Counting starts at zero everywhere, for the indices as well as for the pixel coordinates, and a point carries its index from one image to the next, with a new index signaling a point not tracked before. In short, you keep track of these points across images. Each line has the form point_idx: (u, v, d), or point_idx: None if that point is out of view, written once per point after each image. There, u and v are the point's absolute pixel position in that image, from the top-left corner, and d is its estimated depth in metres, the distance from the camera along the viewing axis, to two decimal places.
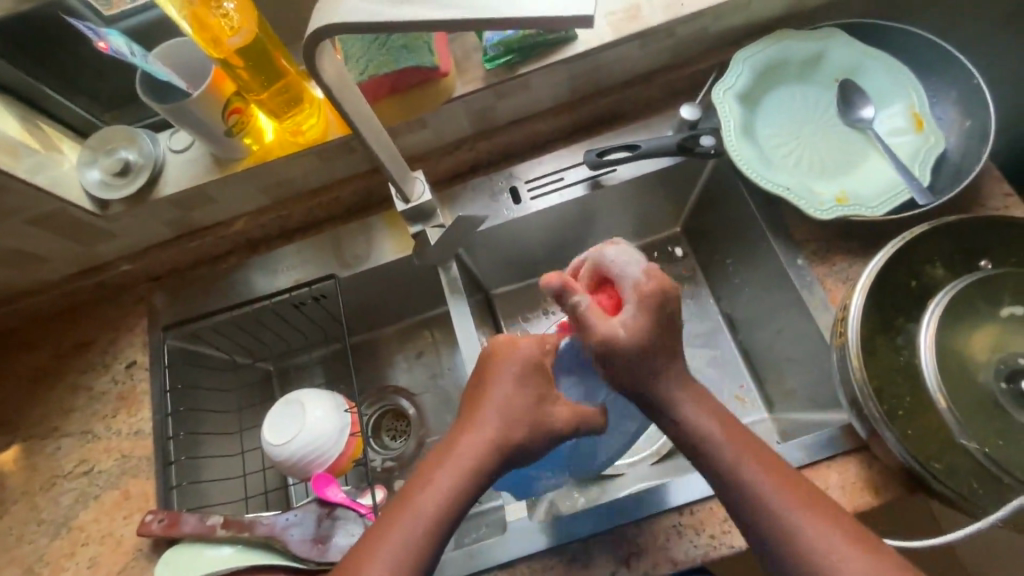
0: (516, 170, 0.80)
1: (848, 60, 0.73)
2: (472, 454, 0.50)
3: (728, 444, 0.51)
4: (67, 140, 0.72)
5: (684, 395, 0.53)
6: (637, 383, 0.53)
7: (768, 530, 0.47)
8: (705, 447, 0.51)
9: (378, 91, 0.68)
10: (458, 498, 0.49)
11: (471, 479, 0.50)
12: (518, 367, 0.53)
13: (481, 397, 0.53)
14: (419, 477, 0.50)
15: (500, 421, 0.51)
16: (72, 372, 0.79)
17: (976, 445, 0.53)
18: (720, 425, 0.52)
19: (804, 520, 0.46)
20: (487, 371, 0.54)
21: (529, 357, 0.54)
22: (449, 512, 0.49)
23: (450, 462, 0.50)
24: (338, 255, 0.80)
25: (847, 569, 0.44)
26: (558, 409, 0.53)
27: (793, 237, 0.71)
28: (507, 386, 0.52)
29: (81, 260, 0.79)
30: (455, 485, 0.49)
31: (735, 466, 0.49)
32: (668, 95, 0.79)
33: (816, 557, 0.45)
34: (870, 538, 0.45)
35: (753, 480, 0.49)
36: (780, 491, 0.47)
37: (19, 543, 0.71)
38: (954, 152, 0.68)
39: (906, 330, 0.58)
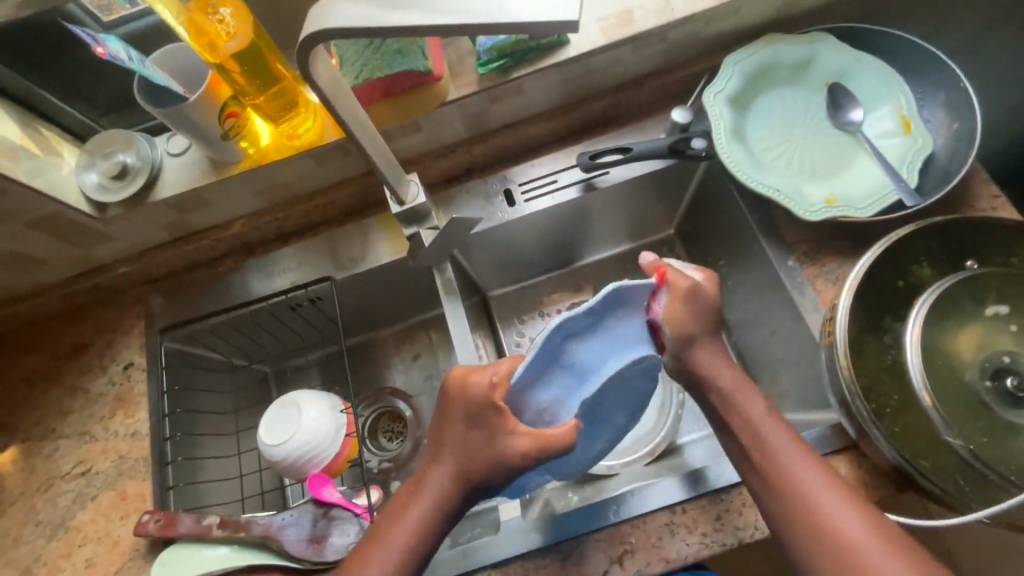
0: (510, 173, 0.81)
1: (838, 63, 0.74)
2: (439, 491, 0.51)
3: (756, 409, 0.54)
4: (66, 144, 0.73)
5: (724, 370, 0.56)
6: (695, 336, 0.56)
7: (777, 487, 0.50)
8: (733, 413, 0.54)
9: (373, 95, 0.69)
10: (429, 532, 0.51)
11: (442, 512, 0.51)
12: (470, 407, 0.50)
13: (443, 435, 0.52)
14: (402, 498, 0.53)
15: (459, 463, 0.51)
16: (69, 374, 0.80)
17: (961, 443, 0.53)
18: (752, 394, 0.55)
19: (811, 480, 0.49)
20: (447, 408, 0.52)
21: (478, 397, 0.50)
22: (418, 545, 0.51)
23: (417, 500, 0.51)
24: (334, 257, 0.81)
25: (845, 527, 0.46)
26: (518, 441, 0.49)
27: (784, 239, 0.71)
28: (462, 431, 0.51)
29: (79, 262, 0.80)
30: (423, 521, 0.51)
31: (760, 427, 0.53)
32: (661, 98, 0.80)
33: (816, 515, 0.47)
34: (874, 518, 0.46)
35: (773, 441, 0.52)
36: (796, 461, 0.50)
37: (16, 544, 0.72)
38: (942, 154, 0.69)
39: (894, 330, 0.59)
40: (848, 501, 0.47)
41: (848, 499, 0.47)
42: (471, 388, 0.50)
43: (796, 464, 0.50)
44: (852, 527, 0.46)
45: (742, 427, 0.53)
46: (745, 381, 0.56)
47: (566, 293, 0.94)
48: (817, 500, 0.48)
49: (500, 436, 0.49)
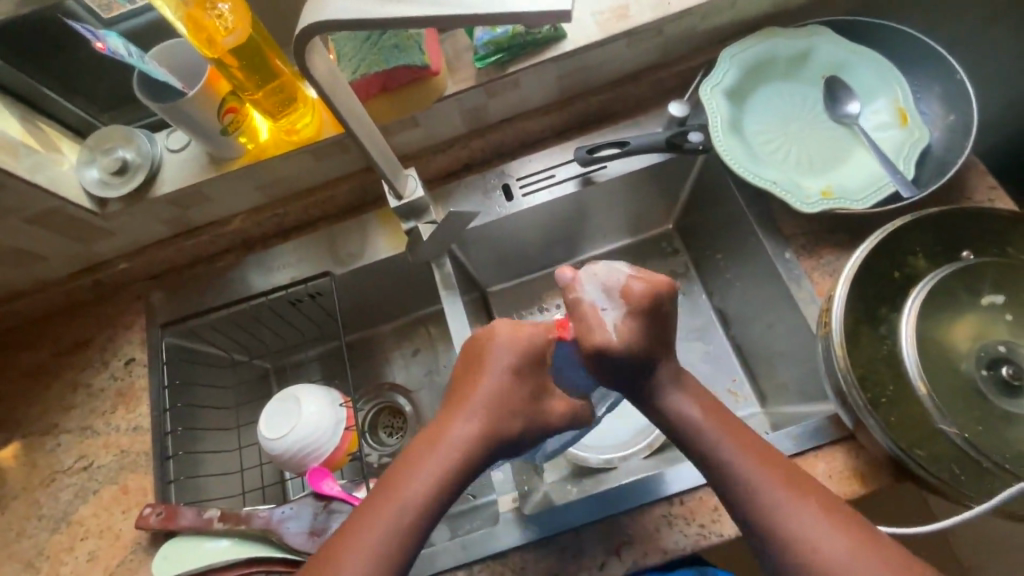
0: (508, 168, 0.81)
1: (834, 57, 0.74)
2: (461, 443, 0.51)
3: (716, 431, 0.53)
4: (66, 140, 0.74)
5: (671, 391, 0.55)
6: (645, 370, 0.54)
7: (751, 513, 0.49)
8: (692, 435, 0.53)
9: (370, 90, 0.69)
10: (447, 486, 0.50)
11: (462, 469, 0.50)
12: (519, 355, 0.54)
13: (475, 386, 0.53)
14: (415, 459, 0.51)
15: (491, 414, 0.52)
16: (71, 369, 0.80)
17: (957, 432, 0.54)
18: (708, 415, 0.54)
19: (784, 502, 0.48)
20: (480, 360, 0.55)
21: (532, 348, 0.54)
22: (433, 504, 0.49)
23: (441, 450, 0.51)
24: (333, 253, 0.81)
25: (826, 548, 0.46)
26: (555, 403, 0.55)
27: (781, 231, 0.72)
28: (503, 375, 0.53)
29: (80, 259, 0.80)
30: (443, 474, 0.50)
31: (723, 453, 0.51)
32: (658, 93, 0.80)
33: (795, 538, 0.47)
34: (850, 528, 0.47)
35: (737, 466, 0.51)
36: (762, 479, 0.50)
37: (19, 538, 0.72)
38: (938, 146, 0.69)
39: (889, 320, 0.59)
40: (824, 518, 0.47)
41: (825, 514, 0.47)
42: (523, 336, 0.55)
43: (763, 486, 0.49)
44: (834, 544, 0.46)
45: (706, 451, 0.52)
46: (698, 401, 0.55)
47: None
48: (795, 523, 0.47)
49: (542, 398, 0.54)
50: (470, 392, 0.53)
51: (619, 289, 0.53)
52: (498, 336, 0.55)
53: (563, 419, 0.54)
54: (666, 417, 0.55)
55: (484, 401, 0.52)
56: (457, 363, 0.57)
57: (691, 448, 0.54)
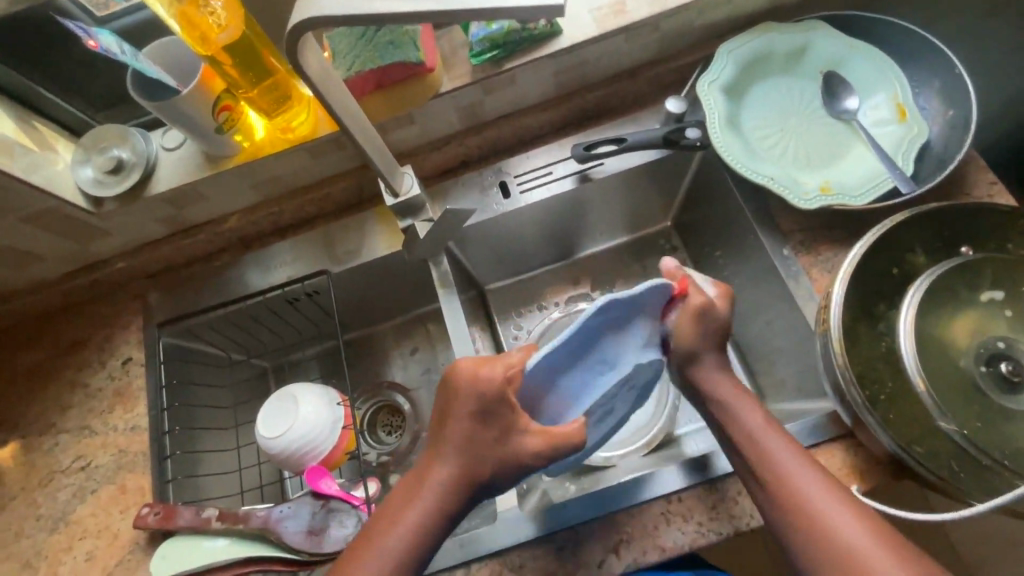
0: (505, 165, 0.80)
1: (832, 52, 0.74)
2: (432, 497, 0.51)
3: (756, 419, 0.54)
4: (61, 139, 0.73)
5: (722, 383, 0.57)
6: (696, 355, 0.57)
7: (777, 496, 0.50)
8: (732, 423, 0.55)
9: (365, 87, 0.69)
10: (425, 535, 0.50)
11: (438, 517, 0.51)
12: (480, 402, 0.50)
13: (445, 431, 0.51)
14: (394, 507, 0.52)
15: (461, 462, 0.50)
16: (69, 369, 0.80)
17: (956, 429, 0.53)
18: (750, 404, 0.56)
19: (813, 491, 0.49)
20: (452, 401, 0.51)
21: (491, 391, 0.49)
22: (414, 551, 0.50)
23: (415, 501, 0.51)
24: (330, 251, 0.81)
25: (847, 534, 0.46)
26: (529, 440, 0.50)
27: (779, 228, 0.71)
28: (469, 422, 0.50)
29: (76, 258, 0.80)
30: (419, 523, 0.50)
31: (761, 438, 0.53)
32: (655, 89, 0.80)
33: (818, 522, 0.47)
34: (876, 527, 0.46)
35: (774, 450, 0.52)
36: (797, 470, 0.50)
37: (17, 538, 0.72)
38: (937, 141, 0.69)
39: (888, 317, 0.59)
40: (848, 509, 0.47)
41: (851, 506, 0.47)
42: (483, 377, 0.49)
43: (795, 472, 0.50)
44: (855, 533, 0.46)
45: (743, 436, 0.54)
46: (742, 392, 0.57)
47: (564, 286, 0.94)
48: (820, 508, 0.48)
49: (511, 439, 0.50)
50: (440, 439, 0.52)
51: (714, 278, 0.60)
52: (459, 377, 0.51)
53: (537, 459, 0.50)
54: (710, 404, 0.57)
55: (452, 452, 0.51)
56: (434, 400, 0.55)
57: (728, 437, 0.55)
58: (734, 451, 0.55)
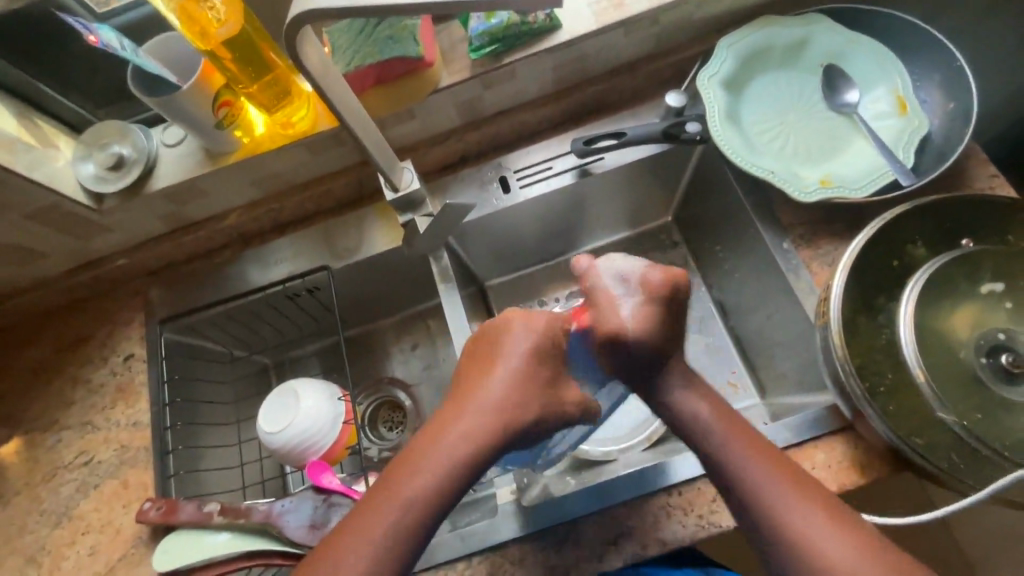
0: (505, 161, 0.80)
1: (832, 46, 0.74)
2: (466, 442, 0.49)
3: (719, 428, 0.52)
4: (62, 136, 0.74)
5: (682, 391, 0.55)
6: (645, 372, 0.55)
7: (756, 516, 0.49)
8: (702, 439, 0.53)
9: (365, 82, 0.69)
10: (449, 487, 0.49)
11: (467, 467, 0.49)
12: (537, 343, 0.52)
13: (488, 370, 0.52)
14: (419, 457, 0.50)
15: (503, 401, 0.50)
16: (71, 365, 0.80)
17: (955, 420, 0.53)
18: (722, 414, 0.53)
19: (788, 504, 0.48)
20: (497, 344, 0.54)
21: (549, 332, 0.53)
22: (443, 489, 0.49)
23: (446, 447, 0.49)
24: (330, 246, 0.81)
25: (830, 553, 0.46)
26: (572, 390, 0.53)
27: (780, 221, 0.71)
28: (516, 361, 0.52)
29: (78, 255, 0.80)
30: (448, 470, 0.49)
31: (733, 457, 0.51)
32: (655, 83, 0.79)
33: (794, 536, 0.47)
34: (855, 534, 0.47)
35: (747, 469, 0.50)
36: (767, 484, 0.49)
37: (21, 533, 0.73)
38: (937, 134, 0.69)
39: (888, 309, 0.59)
40: (829, 525, 0.47)
41: (827, 517, 0.47)
42: (539, 321, 0.54)
43: (770, 490, 0.49)
44: (837, 549, 0.46)
45: (716, 453, 0.52)
46: (709, 397, 0.55)
47: (564, 282, 0.94)
48: (800, 528, 0.47)
49: (557, 385, 0.52)
50: (478, 384, 0.52)
51: (637, 279, 0.53)
52: (513, 323, 0.54)
53: (580, 408, 0.53)
54: (674, 418, 0.54)
55: (493, 395, 0.51)
56: (470, 353, 0.56)
57: (701, 451, 0.53)
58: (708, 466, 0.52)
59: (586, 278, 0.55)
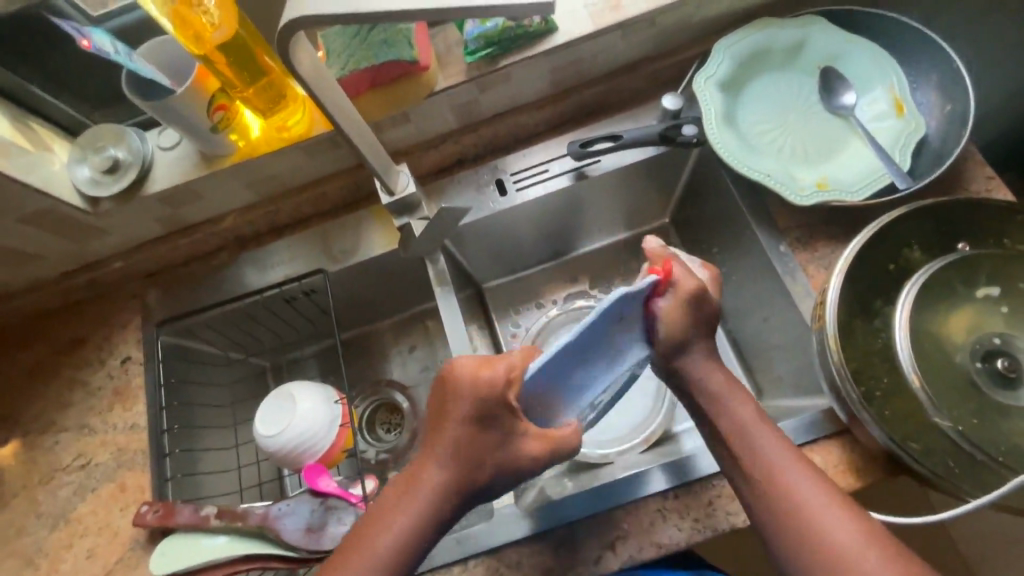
0: (502, 163, 0.80)
1: (829, 48, 0.73)
2: (428, 499, 0.50)
3: (746, 412, 0.54)
4: (57, 139, 0.74)
5: (714, 376, 0.57)
6: (690, 341, 0.57)
7: (762, 493, 0.51)
8: (721, 421, 0.55)
9: (360, 86, 0.69)
10: (415, 544, 0.50)
11: (432, 520, 0.50)
12: (484, 403, 0.49)
13: (439, 432, 0.51)
14: (390, 505, 0.51)
15: (455, 465, 0.50)
16: (68, 368, 0.80)
17: (950, 425, 0.53)
18: (741, 397, 0.56)
19: (803, 486, 0.50)
20: (446, 402, 0.51)
21: (490, 393, 0.49)
22: (404, 552, 0.50)
23: (409, 503, 0.50)
24: (327, 249, 0.81)
25: (829, 531, 0.47)
26: (531, 444, 0.50)
27: (776, 224, 0.71)
28: (464, 425, 0.50)
29: (75, 257, 0.80)
30: (412, 526, 0.50)
31: (749, 437, 0.53)
32: (652, 85, 0.79)
33: (804, 517, 0.48)
34: (864, 524, 0.47)
35: (761, 447, 0.52)
36: (785, 466, 0.51)
37: (19, 536, 0.73)
38: (935, 136, 0.69)
39: (885, 313, 0.58)
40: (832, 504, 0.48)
41: (838, 503, 0.48)
42: (482, 381, 0.49)
43: (787, 471, 0.51)
44: (837, 528, 0.47)
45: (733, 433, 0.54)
46: (734, 388, 0.56)
47: (562, 284, 0.94)
48: (806, 506, 0.49)
49: (509, 445, 0.50)
50: (434, 441, 0.51)
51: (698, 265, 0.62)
52: (461, 377, 0.50)
53: (538, 463, 0.50)
54: (697, 400, 0.57)
55: (446, 457, 0.50)
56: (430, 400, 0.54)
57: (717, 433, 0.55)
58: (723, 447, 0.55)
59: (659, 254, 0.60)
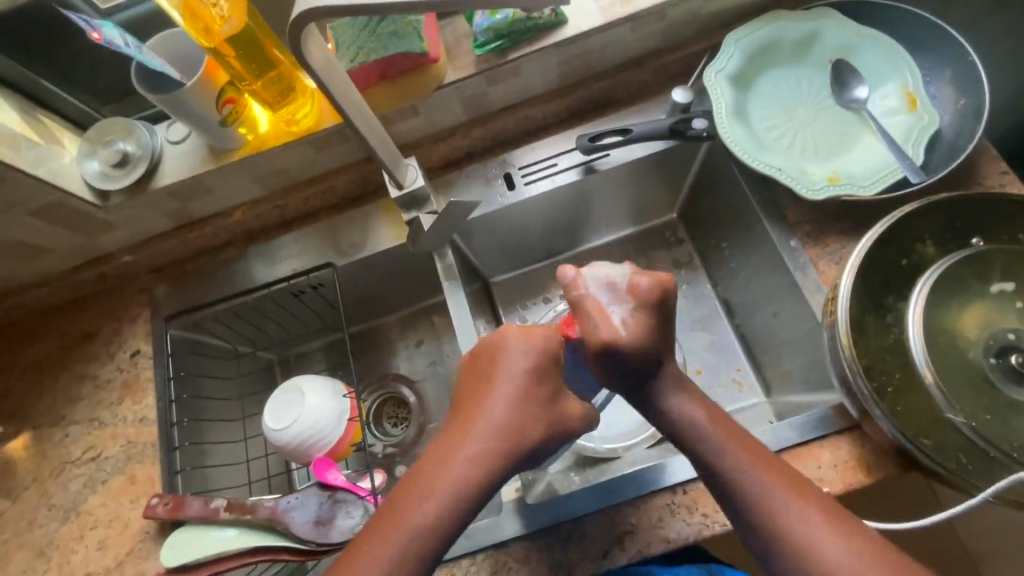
0: (509, 157, 0.80)
1: (841, 41, 0.73)
2: (470, 468, 0.48)
3: (714, 432, 0.51)
4: (66, 133, 0.74)
5: (676, 395, 0.53)
6: (640, 379, 0.53)
7: (758, 527, 0.48)
8: (707, 459, 0.51)
9: (369, 79, 0.68)
10: (462, 506, 0.47)
11: (473, 493, 0.48)
12: (535, 362, 0.52)
13: (488, 393, 0.51)
14: (424, 479, 0.48)
15: (508, 422, 0.49)
16: (78, 361, 0.81)
17: (965, 421, 0.53)
18: (725, 429, 0.52)
19: (786, 510, 0.47)
20: (496, 363, 0.52)
21: (545, 348, 0.52)
22: (453, 512, 0.47)
23: (450, 473, 0.48)
24: (335, 244, 0.81)
25: (844, 568, 0.44)
26: (573, 405, 0.53)
27: (786, 219, 0.71)
28: (519, 381, 0.51)
29: (84, 251, 0.80)
30: (461, 487, 0.48)
31: (740, 476, 0.49)
32: (662, 79, 0.79)
33: (796, 542, 0.46)
34: (857, 540, 0.45)
35: (755, 486, 0.48)
36: (763, 490, 0.48)
37: (30, 527, 0.73)
38: (948, 130, 0.68)
39: (896, 309, 0.58)
40: (834, 533, 0.45)
41: (827, 521, 0.46)
42: (537, 338, 0.53)
43: (768, 494, 0.48)
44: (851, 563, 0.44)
45: (722, 471, 0.50)
46: (718, 421, 0.52)
47: None
48: (808, 540, 0.45)
49: (558, 402, 0.52)
50: (480, 404, 0.51)
51: (625, 284, 0.53)
52: (509, 340, 0.53)
53: (582, 422, 0.53)
54: (678, 433, 0.53)
55: (500, 413, 0.50)
56: (466, 371, 0.55)
57: (705, 469, 0.51)
58: (715, 486, 0.51)
59: (574, 289, 0.54)
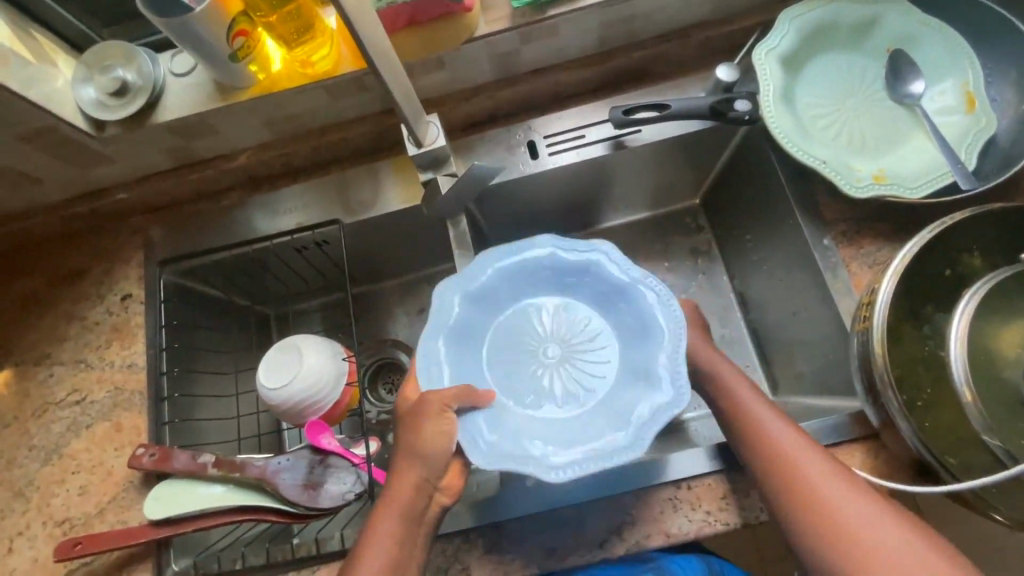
0: (535, 124, 0.75)
1: (901, 30, 0.69)
2: (409, 495, 0.54)
3: (770, 418, 0.54)
4: (62, 54, 0.68)
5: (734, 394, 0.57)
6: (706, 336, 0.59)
7: (803, 513, 0.49)
8: (746, 436, 0.55)
9: (397, 21, 0.64)
10: (402, 536, 0.52)
11: (410, 517, 0.53)
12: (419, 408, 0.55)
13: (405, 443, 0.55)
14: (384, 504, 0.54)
15: (421, 457, 0.54)
16: (66, 300, 0.77)
17: (1000, 444, 0.51)
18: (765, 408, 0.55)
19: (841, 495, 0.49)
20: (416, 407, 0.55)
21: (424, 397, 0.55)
22: (399, 548, 0.52)
23: (386, 510, 0.53)
24: (343, 199, 0.76)
25: (883, 546, 0.46)
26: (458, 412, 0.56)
27: (823, 216, 0.67)
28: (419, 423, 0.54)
29: (76, 184, 0.76)
30: (401, 519, 0.53)
31: (786, 447, 0.52)
32: (705, 54, 0.74)
33: (846, 527, 0.47)
34: (908, 535, 0.46)
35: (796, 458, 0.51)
36: (814, 478, 0.50)
37: (9, 467, 0.71)
38: (1006, 135, 0.64)
39: (935, 320, 0.55)
40: (889, 525, 0.46)
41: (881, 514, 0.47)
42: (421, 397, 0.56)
43: (823, 480, 0.50)
44: (886, 537, 0.46)
45: (764, 444, 0.53)
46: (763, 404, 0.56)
47: None
48: (859, 527, 0.47)
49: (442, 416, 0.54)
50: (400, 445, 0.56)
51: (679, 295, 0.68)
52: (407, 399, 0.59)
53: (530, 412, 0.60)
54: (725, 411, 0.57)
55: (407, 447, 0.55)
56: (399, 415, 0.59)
57: (753, 453, 0.53)
58: (755, 457, 0.53)
59: None
